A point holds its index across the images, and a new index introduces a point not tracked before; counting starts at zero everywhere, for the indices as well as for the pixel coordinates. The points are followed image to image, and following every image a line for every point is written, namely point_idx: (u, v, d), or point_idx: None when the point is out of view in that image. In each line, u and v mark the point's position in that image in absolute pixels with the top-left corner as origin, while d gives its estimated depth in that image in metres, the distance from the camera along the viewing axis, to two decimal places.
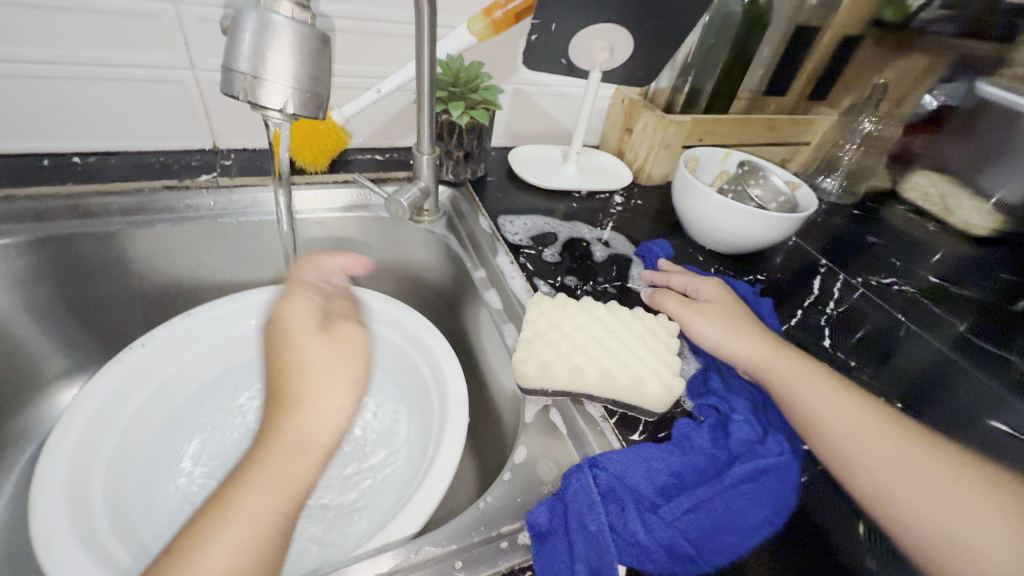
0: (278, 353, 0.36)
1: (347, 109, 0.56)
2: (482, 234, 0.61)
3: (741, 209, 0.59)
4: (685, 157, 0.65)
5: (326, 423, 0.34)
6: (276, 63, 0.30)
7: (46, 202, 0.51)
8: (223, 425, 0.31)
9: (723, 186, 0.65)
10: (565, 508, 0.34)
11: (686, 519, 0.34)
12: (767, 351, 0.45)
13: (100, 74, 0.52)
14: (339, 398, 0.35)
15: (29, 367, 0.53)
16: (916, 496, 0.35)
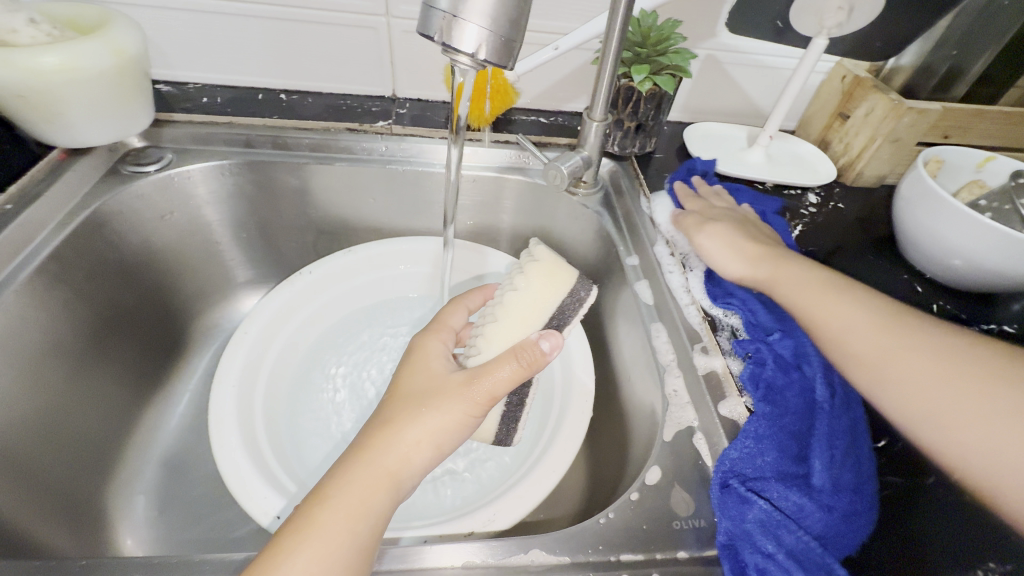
0: (383, 454, 0.32)
1: (520, 67, 0.52)
2: (642, 217, 0.55)
3: (1017, 242, 0.43)
4: (925, 157, 0.51)
5: (347, 515, 0.30)
6: (476, 3, 0.27)
7: (256, 132, 0.58)
8: (290, 529, 0.29)
9: (978, 201, 0.50)
10: (764, 550, 0.30)
11: (837, 472, 0.33)
12: (770, 269, 0.43)
13: (311, 15, 0.56)
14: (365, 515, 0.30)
15: (224, 273, 0.62)
16: (933, 397, 0.33)
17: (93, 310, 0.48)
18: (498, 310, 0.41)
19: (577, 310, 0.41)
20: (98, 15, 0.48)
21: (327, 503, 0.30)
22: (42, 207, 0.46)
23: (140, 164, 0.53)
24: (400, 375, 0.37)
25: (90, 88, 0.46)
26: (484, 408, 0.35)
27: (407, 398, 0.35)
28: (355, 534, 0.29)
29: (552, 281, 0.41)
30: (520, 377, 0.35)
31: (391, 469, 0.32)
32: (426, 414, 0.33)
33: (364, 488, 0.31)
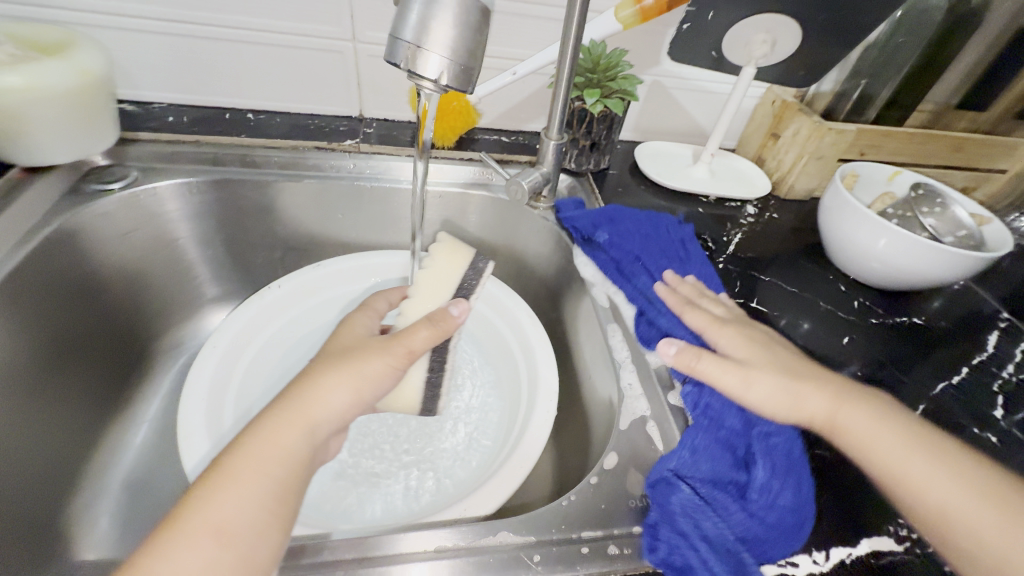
0: (303, 402, 0.35)
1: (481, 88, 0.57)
2: None
3: (919, 244, 0.50)
4: (842, 172, 0.57)
5: (262, 459, 0.32)
6: (437, 36, 0.31)
7: (224, 150, 0.59)
8: (207, 473, 0.31)
9: (887, 210, 0.56)
10: (683, 531, 0.33)
11: (775, 481, 0.35)
12: (761, 353, 0.42)
13: (279, 40, 0.58)
14: (279, 453, 0.32)
15: (189, 290, 0.62)
16: (931, 495, 0.34)
17: (54, 329, 0.48)
18: (414, 287, 0.49)
19: (479, 280, 0.49)
20: (61, 36, 0.49)
21: (244, 449, 0.32)
22: (2, 225, 0.46)
23: (105, 182, 0.53)
24: (327, 344, 0.40)
25: (55, 108, 0.47)
26: (407, 361, 0.39)
27: (329, 355, 0.38)
28: (269, 475, 0.31)
29: (454, 255, 0.49)
30: (436, 337, 0.40)
31: (309, 417, 0.34)
32: (345, 366, 0.36)
33: (281, 434, 0.33)
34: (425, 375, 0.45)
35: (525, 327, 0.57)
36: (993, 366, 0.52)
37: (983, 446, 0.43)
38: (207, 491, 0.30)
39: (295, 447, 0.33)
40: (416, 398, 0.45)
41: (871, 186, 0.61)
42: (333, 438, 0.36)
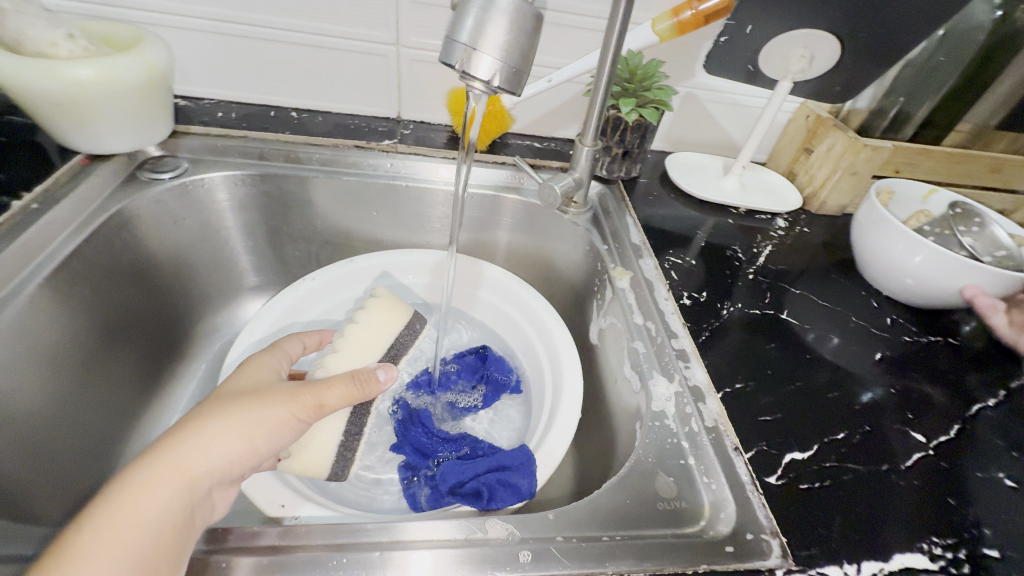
0: (181, 457, 0.31)
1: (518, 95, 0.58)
2: (629, 235, 0.59)
3: (963, 263, 0.49)
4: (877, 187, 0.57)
5: (128, 523, 0.28)
6: (492, 39, 0.32)
7: (269, 146, 0.61)
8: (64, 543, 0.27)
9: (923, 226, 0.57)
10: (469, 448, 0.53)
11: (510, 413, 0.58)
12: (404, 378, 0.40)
13: (325, 42, 0.60)
14: (149, 516, 0.29)
15: (230, 279, 0.64)
16: None
17: (104, 308, 0.50)
18: (340, 343, 0.44)
19: (414, 339, 0.49)
20: (129, 33, 0.52)
21: (104, 517, 0.28)
22: (66, 207, 0.48)
23: (158, 171, 0.56)
24: (216, 394, 0.36)
25: (118, 99, 0.49)
26: (312, 416, 0.36)
27: (220, 400, 0.35)
28: (128, 547, 0.27)
29: (391, 314, 0.48)
30: (352, 397, 0.37)
31: (188, 474, 0.31)
32: (236, 416, 0.33)
33: (148, 491, 0.29)
34: (341, 433, 0.42)
35: (547, 325, 0.58)
36: None
37: None
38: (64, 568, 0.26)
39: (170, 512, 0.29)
40: (327, 459, 0.41)
41: (905, 201, 0.60)
42: (218, 495, 0.32)
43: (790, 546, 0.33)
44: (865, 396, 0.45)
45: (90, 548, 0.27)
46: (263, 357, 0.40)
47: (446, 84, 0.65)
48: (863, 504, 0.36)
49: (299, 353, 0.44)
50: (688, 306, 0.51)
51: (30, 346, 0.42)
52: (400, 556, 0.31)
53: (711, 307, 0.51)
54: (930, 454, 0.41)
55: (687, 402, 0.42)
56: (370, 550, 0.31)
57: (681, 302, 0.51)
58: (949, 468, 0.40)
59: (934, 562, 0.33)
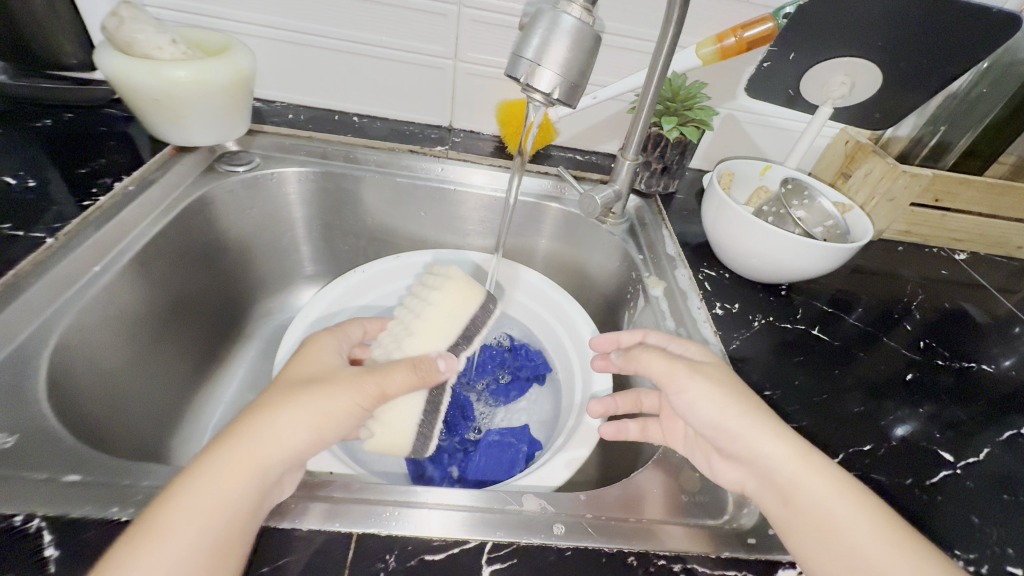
0: (251, 440, 0.32)
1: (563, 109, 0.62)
2: (663, 246, 0.62)
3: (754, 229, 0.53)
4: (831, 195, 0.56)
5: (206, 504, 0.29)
6: (553, 56, 0.36)
7: (332, 146, 0.67)
8: (151, 519, 0.28)
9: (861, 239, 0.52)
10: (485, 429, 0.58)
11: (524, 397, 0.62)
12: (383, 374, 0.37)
13: (389, 54, 0.65)
14: (223, 502, 0.29)
15: (286, 267, 0.69)
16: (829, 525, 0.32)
17: (179, 284, 0.55)
18: (410, 325, 0.42)
19: (487, 322, 0.45)
20: (220, 39, 0.58)
21: (182, 500, 0.29)
22: (157, 190, 0.54)
23: (233, 164, 0.61)
24: (283, 380, 0.36)
25: (208, 97, 0.55)
26: (375, 404, 0.36)
27: (290, 385, 0.35)
28: (207, 528, 0.28)
29: (465, 296, 0.44)
30: (415, 384, 0.38)
31: (258, 461, 0.31)
32: (307, 400, 0.34)
33: (224, 476, 0.30)
34: (423, 409, 0.40)
35: (579, 329, 0.61)
36: None
37: None
38: (148, 541, 0.27)
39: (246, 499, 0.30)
40: (408, 436, 0.39)
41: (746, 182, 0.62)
42: (288, 479, 0.33)
43: None
44: (902, 423, 0.46)
45: (173, 528, 0.28)
46: (323, 340, 0.40)
47: (496, 96, 0.69)
48: None
49: (360, 337, 0.45)
50: (719, 316, 0.52)
51: (121, 311, 0.47)
52: (444, 515, 0.33)
53: (742, 318, 0.53)
54: (955, 473, 0.42)
55: None
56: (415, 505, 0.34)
57: (713, 312, 0.53)
58: (973, 489, 0.41)
59: None
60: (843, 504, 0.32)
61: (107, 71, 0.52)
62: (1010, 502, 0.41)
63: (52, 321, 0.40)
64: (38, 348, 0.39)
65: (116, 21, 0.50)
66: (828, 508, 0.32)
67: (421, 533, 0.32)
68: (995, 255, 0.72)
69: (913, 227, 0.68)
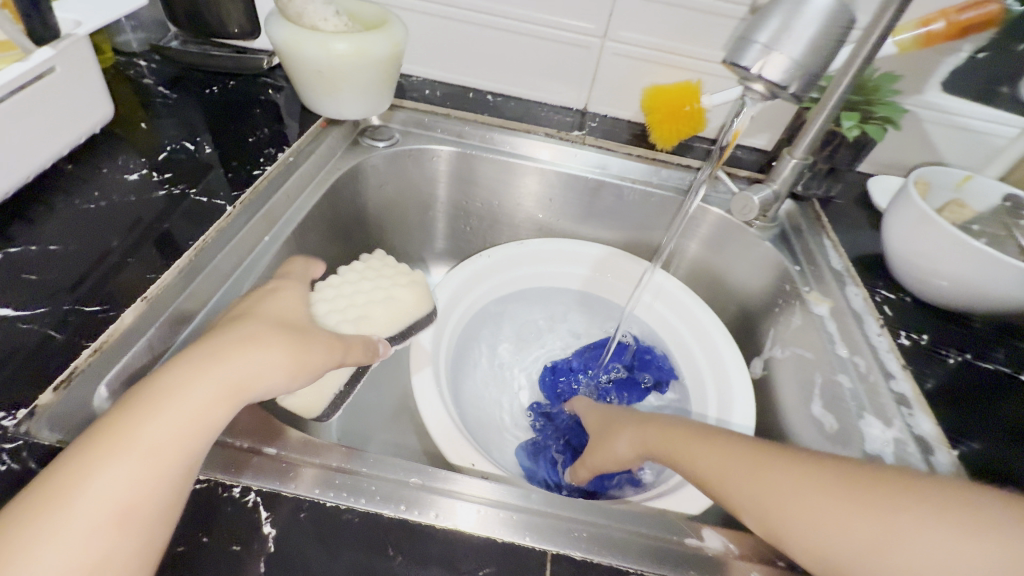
0: (206, 386, 0.31)
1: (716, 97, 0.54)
2: (826, 259, 0.55)
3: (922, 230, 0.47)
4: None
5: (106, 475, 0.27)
6: (795, 42, 0.31)
7: (468, 126, 0.65)
8: (90, 451, 0.27)
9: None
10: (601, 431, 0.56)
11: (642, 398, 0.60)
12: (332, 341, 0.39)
13: (535, 30, 0.62)
14: (177, 450, 0.29)
15: (410, 245, 0.70)
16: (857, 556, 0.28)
17: (323, 258, 0.56)
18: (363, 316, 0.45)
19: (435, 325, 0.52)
20: (378, 12, 0.57)
21: (124, 445, 0.28)
22: (313, 163, 0.55)
23: (376, 139, 0.61)
24: (230, 333, 0.34)
25: (365, 71, 0.54)
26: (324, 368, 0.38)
27: (233, 333, 0.34)
28: (162, 476, 0.28)
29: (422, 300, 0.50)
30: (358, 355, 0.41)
31: (217, 414, 0.31)
32: (262, 354, 0.34)
33: (127, 442, 0.28)
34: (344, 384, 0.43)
35: (718, 343, 0.56)
36: None
37: None
38: (89, 478, 0.26)
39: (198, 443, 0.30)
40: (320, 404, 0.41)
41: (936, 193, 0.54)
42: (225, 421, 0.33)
43: None
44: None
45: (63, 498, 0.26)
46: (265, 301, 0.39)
47: (642, 80, 0.64)
48: None
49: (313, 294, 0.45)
50: (904, 346, 0.46)
51: None
52: (621, 540, 0.31)
53: (931, 351, 0.46)
54: None
55: (911, 451, 0.38)
56: (579, 534, 0.32)
57: (896, 340, 0.46)
58: None
59: None
60: (833, 507, 0.29)
61: (277, 40, 0.52)
62: None
63: (231, 291, 0.42)
64: (221, 314, 0.40)
65: None
66: (828, 537, 0.29)
67: (453, 524, 0.31)
68: None
69: None
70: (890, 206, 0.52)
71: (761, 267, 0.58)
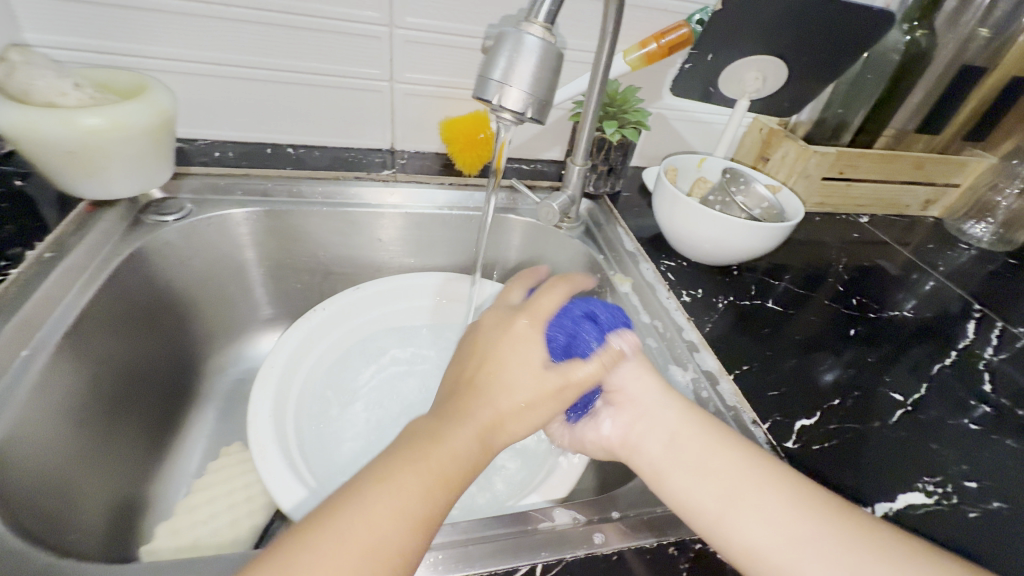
0: (427, 440, 0.31)
1: None
2: (623, 245, 0.64)
3: (683, 204, 0.58)
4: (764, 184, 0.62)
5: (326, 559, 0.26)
6: (521, 75, 0.36)
7: (272, 182, 0.62)
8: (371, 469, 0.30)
9: (753, 213, 0.59)
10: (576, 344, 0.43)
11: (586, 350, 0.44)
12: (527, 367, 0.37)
13: (322, 80, 0.63)
14: (391, 498, 0.29)
15: (236, 315, 0.65)
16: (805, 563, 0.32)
17: (122, 355, 0.49)
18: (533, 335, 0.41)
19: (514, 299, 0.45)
20: (137, 82, 0.52)
21: (367, 485, 0.29)
22: (79, 256, 0.48)
23: (163, 214, 0.56)
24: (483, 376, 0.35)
25: (129, 144, 0.49)
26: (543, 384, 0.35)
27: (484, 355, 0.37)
28: (389, 516, 0.28)
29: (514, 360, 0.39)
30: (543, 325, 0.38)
31: (441, 477, 0.30)
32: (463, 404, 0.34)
33: (346, 529, 0.27)
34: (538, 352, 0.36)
35: None
36: (977, 350, 0.60)
37: (980, 414, 0.51)
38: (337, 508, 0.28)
39: (418, 500, 0.29)
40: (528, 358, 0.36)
41: (687, 174, 0.68)
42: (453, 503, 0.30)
43: None
44: (823, 363, 0.52)
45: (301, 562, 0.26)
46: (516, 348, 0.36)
47: (438, 115, 0.69)
48: (860, 459, 0.43)
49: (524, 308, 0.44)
50: (687, 303, 0.56)
51: (60, 399, 0.42)
52: (481, 548, 0.32)
53: (707, 302, 0.57)
54: (908, 409, 0.49)
55: (705, 387, 0.46)
56: (435, 552, 0.32)
57: (682, 300, 0.56)
58: (926, 421, 0.48)
59: (930, 497, 0.41)
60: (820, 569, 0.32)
61: None
62: (953, 427, 0.49)
63: None
64: None
65: (6, 68, 0.45)
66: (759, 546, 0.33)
67: None
68: (890, 214, 0.84)
69: (827, 199, 0.77)
70: (654, 191, 0.62)
71: (576, 264, 0.66)
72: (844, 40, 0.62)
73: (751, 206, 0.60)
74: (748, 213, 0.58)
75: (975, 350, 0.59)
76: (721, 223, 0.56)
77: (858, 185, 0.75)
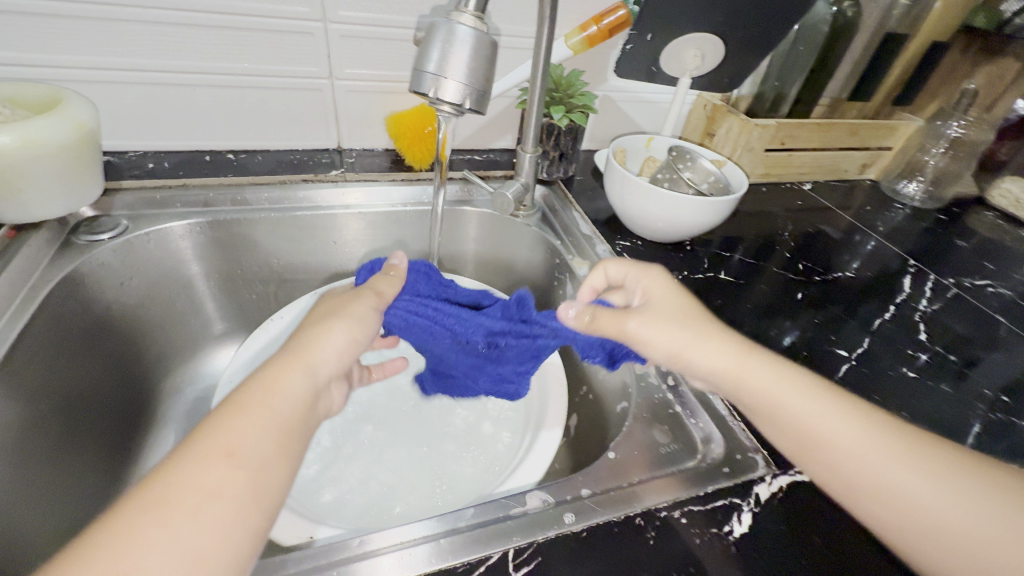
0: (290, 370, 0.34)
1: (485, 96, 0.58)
2: (579, 228, 0.65)
3: (634, 185, 0.59)
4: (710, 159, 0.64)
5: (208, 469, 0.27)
6: (455, 65, 0.36)
7: (213, 191, 0.60)
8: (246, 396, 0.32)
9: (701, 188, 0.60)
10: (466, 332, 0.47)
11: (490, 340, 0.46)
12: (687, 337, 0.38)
13: (257, 81, 0.60)
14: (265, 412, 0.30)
15: (188, 332, 0.62)
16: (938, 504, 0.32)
17: (63, 386, 0.47)
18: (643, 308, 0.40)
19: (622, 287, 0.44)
20: (52, 95, 0.49)
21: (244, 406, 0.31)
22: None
23: (95, 233, 0.53)
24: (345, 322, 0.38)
25: (49, 162, 0.46)
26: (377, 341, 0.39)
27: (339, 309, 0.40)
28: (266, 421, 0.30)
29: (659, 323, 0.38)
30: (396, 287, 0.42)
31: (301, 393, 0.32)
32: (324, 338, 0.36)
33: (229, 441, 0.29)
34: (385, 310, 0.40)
35: None
36: (913, 303, 0.63)
37: (918, 364, 0.54)
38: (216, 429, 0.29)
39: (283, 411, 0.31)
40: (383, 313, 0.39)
41: (636, 154, 0.69)
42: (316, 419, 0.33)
43: (771, 457, 0.40)
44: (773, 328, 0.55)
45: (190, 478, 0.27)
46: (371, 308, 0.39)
47: (383, 110, 0.67)
48: None
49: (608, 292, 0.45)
50: None
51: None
52: (454, 541, 0.33)
53: None
54: (852, 365, 0.52)
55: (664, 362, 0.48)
56: (406, 552, 0.32)
57: None
58: (868, 374, 0.51)
59: None
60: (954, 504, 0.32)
61: None
62: (894, 376, 0.52)
63: None
64: None
65: None
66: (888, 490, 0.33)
67: None
68: (831, 180, 0.88)
69: (771, 169, 0.80)
70: (605, 173, 0.63)
71: (535, 251, 0.66)
72: (775, 14, 0.64)
73: (699, 183, 0.62)
74: (697, 188, 0.60)
75: (911, 304, 0.63)
76: (671, 201, 0.57)
77: (799, 154, 0.78)
